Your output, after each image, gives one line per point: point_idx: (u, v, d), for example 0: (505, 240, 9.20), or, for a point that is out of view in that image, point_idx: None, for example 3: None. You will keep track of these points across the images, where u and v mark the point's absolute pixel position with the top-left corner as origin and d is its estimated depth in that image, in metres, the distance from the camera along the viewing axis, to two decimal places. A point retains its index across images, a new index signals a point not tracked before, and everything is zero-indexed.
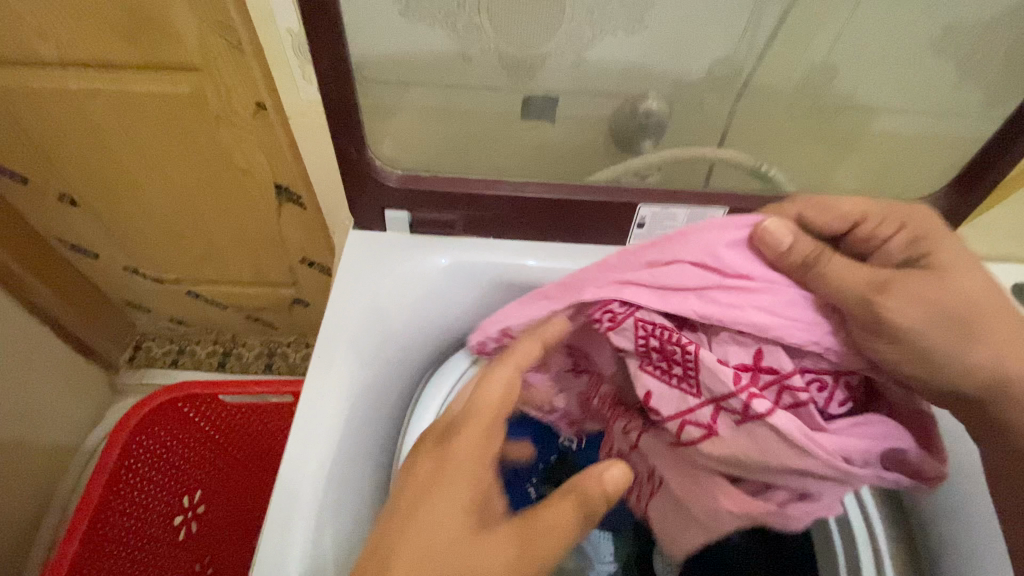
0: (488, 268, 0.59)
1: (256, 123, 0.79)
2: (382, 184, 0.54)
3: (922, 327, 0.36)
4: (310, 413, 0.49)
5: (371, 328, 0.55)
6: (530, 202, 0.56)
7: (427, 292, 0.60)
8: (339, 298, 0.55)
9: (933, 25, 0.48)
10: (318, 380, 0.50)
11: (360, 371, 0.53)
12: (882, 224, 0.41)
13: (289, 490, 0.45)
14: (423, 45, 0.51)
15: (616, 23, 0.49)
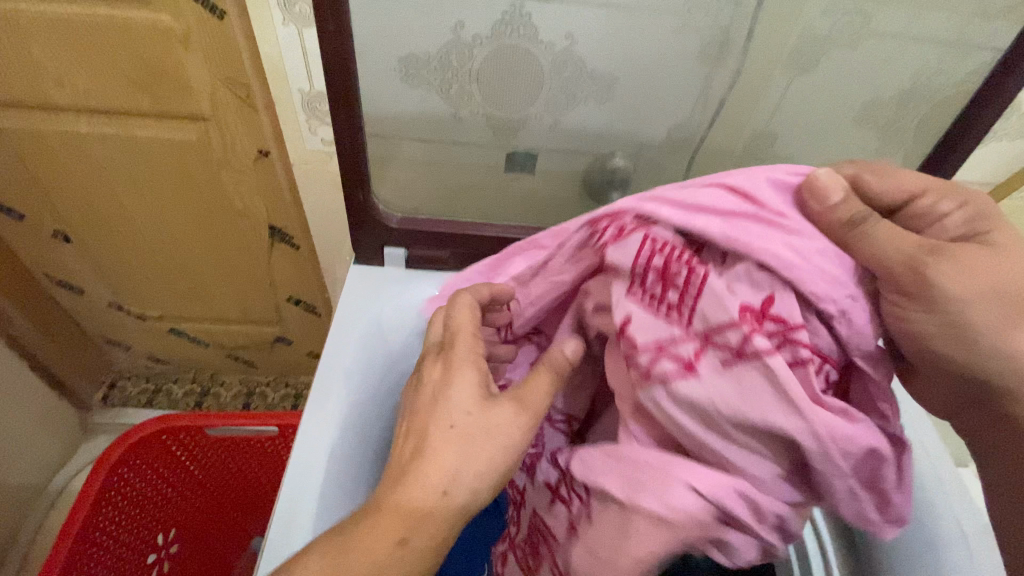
0: None
1: (256, 169, 0.84)
2: (384, 224, 0.61)
3: (967, 301, 0.35)
4: (310, 434, 0.54)
5: (366, 354, 0.60)
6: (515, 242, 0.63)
7: None
8: (338, 328, 0.60)
9: (852, 105, 0.58)
10: (317, 402, 0.55)
11: (355, 392, 0.57)
12: (940, 199, 0.38)
13: (291, 504, 0.50)
14: (420, 107, 0.58)
15: (586, 93, 0.58)
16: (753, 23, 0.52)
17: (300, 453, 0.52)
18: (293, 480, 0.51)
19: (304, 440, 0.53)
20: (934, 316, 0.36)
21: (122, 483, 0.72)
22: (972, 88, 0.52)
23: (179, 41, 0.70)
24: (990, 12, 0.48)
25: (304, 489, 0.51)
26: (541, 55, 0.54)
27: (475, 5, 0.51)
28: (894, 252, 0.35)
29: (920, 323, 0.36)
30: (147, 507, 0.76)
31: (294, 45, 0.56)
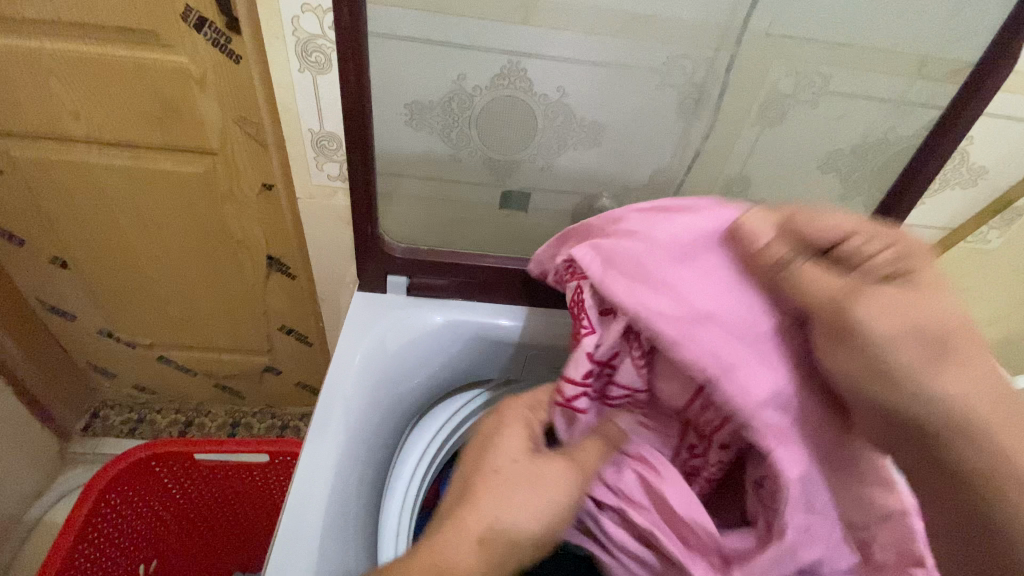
0: (471, 325, 0.67)
1: (260, 201, 0.88)
2: (388, 253, 0.64)
3: (889, 339, 0.36)
4: (313, 454, 0.53)
5: (367, 375, 0.61)
6: (512, 273, 0.66)
7: (424, 342, 0.67)
8: (341, 351, 0.62)
9: (816, 155, 0.64)
10: (320, 423, 0.55)
11: (356, 408, 0.58)
12: (870, 241, 0.38)
13: (293, 524, 0.48)
14: (423, 148, 0.63)
15: (576, 140, 0.63)
16: (725, 82, 0.58)
17: (303, 474, 0.52)
18: (295, 500, 0.50)
19: (307, 461, 0.53)
20: (838, 344, 0.38)
21: (109, 509, 0.72)
22: (920, 142, 0.58)
23: (195, 82, 0.75)
24: (931, 77, 0.54)
25: (306, 508, 0.50)
26: (535, 104, 0.60)
27: (476, 59, 0.56)
28: (816, 293, 0.38)
29: (833, 357, 0.38)
30: (131, 535, 0.75)
31: (308, 90, 0.61)
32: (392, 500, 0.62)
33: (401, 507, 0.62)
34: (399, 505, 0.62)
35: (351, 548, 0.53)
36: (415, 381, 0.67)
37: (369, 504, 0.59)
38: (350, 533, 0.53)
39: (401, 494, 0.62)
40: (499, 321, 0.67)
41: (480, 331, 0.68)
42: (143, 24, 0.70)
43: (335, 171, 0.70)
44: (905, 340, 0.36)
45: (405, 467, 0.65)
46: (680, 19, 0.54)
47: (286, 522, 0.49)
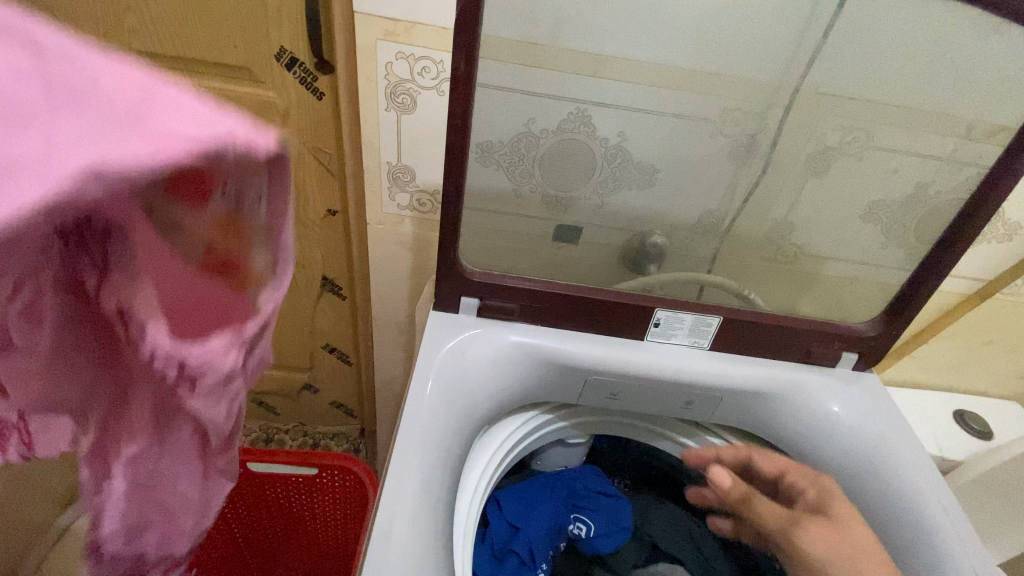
0: (555, 350, 0.55)
1: (321, 226, 0.95)
2: (466, 278, 0.54)
3: (821, 554, 0.47)
4: (394, 468, 0.44)
5: (452, 398, 0.50)
6: (606, 303, 0.56)
7: (505, 372, 0.54)
8: (418, 380, 0.50)
9: (860, 202, 0.66)
10: (404, 439, 0.46)
11: (433, 454, 0.46)
12: (796, 479, 0.54)
13: (384, 536, 0.40)
14: (490, 183, 0.66)
15: (632, 180, 0.67)
16: (775, 135, 0.63)
17: (389, 493, 0.43)
18: (383, 523, 0.41)
19: (392, 477, 0.44)
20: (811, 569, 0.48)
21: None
22: (962, 196, 0.60)
23: (278, 113, 0.83)
24: (977, 138, 0.58)
25: (397, 518, 0.41)
26: (597, 148, 0.64)
27: (548, 106, 0.61)
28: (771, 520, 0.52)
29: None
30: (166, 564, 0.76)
31: (390, 126, 0.67)
32: (463, 505, 0.52)
33: (474, 510, 0.52)
34: (475, 509, 0.53)
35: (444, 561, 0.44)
36: (492, 412, 0.55)
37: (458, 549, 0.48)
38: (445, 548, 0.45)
39: (475, 499, 0.53)
40: (590, 350, 0.56)
41: (561, 358, 0.55)
42: (239, 61, 0.78)
43: (404, 201, 0.74)
44: (850, 556, 0.46)
45: (477, 473, 0.54)
46: (743, 77, 0.59)
47: (372, 545, 0.40)
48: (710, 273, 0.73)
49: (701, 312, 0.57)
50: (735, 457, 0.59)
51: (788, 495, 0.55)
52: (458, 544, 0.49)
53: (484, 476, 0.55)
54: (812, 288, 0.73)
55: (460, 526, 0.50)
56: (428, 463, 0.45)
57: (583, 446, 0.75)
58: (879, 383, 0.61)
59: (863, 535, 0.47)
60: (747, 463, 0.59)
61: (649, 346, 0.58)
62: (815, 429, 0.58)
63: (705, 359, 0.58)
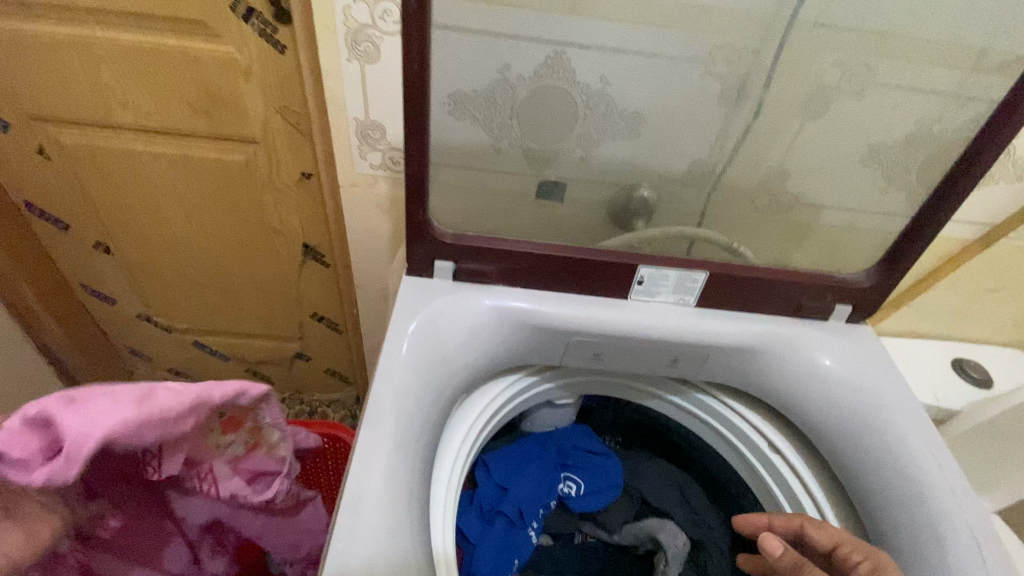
0: (533, 311, 0.53)
1: (297, 190, 0.91)
2: (436, 240, 0.51)
3: None
4: (364, 437, 0.43)
5: (426, 362, 0.49)
6: (586, 262, 0.53)
7: (482, 336, 0.52)
8: (390, 346, 0.48)
9: (860, 145, 0.61)
10: (375, 406, 0.45)
11: (407, 422, 0.45)
12: (853, 551, 0.47)
13: (353, 507, 0.39)
14: (464, 137, 0.62)
15: (617, 130, 0.63)
16: (769, 74, 0.58)
17: (358, 463, 0.41)
18: (352, 493, 0.40)
19: (362, 445, 0.42)
20: None
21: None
22: (980, 123, 0.54)
23: (240, 71, 0.78)
24: (986, 70, 0.53)
25: (367, 488, 0.40)
26: (578, 96, 0.60)
27: (522, 49, 0.56)
28: None
29: None
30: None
31: (355, 79, 0.62)
32: (443, 471, 0.51)
33: (455, 474, 0.51)
34: (456, 473, 0.52)
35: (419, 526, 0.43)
36: (472, 378, 0.53)
37: (438, 516, 0.47)
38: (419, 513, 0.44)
39: (455, 463, 0.52)
40: (572, 311, 0.54)
41: (541, 319, 0.53)
42: (193, 15, 0.73)
43: (376, 161, 0.70)
44: None
45: (458, 438, 0.53)
46: (731, 9, 0.54)
47: (340, 515, 0.39)
48: (701, 227, 0.69)
49: (686, 269, 0.54)
50: (787, 528, 0.53)
51: (842, 571, 0.48)
52: (438, 508, 0.48)
53: (466, 441, 0.54)
54: (808, 239, 0.69)
55: (439, 490, 0.49)
56: (401, 430, 0.44)
57: (574, 407, 0.74)
58: (873, 334, 0.59)
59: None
60: (801, 534, 0.52)
61: (633, 305, 0.56)
62: (804, 382, 0.56)
63: (692, 316, 0.56)
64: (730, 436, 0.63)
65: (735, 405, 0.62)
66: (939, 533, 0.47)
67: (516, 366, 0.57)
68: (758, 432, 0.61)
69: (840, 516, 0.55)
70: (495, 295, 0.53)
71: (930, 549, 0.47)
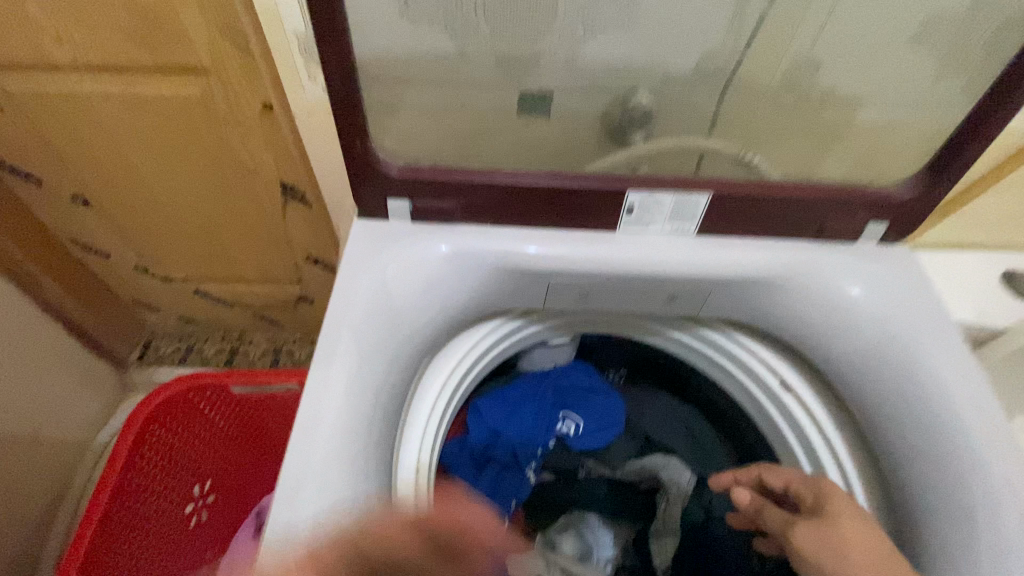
0: (503, 251, 0.46)
1: (262, 123, 0.83)
2: (383, 174, 0.43)
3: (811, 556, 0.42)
4: (304, 410, 0.38)
5: (380, 321, 0.43)
6: (563, 191, 0.45)
7: (447, 283, 0.46)
8: (337, 303, 0.43)
9: (913, 17, 0.49)
10: (320, 375, 0.40)
11: (360, 386, 0.40)
12: (804, 490, 0.47)
13: (295, 479, 0.36)
14: (421, 44, 0.52)
15: (607, 21, 0.52)
16: None
17: (300, 434, 0.38)
18: (292, 467, 0.37)
19: (302, 420, 0.38)
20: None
21: (138, 466, 0.69)
22: None
23: None
24: None
25: (308, 467, 0.37)
26: None
27: None
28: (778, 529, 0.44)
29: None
30: (165, 483, 0.73)
31: None
32: (416, 428, 0.47)
33: (430, 430, 0.48)
34: (432, 430, 0.48)
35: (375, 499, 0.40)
36: (441, 329, 0.48)
37: (407, 475, 0.45)
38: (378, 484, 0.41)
39: (430, 419, 0.48)
40: (549, 249, 0.47)
41: (514, 259, 0.46)
42: None
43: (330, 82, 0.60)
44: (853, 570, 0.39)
45: (433, 392, 0.49)
46: None
47: (277, 498, 0.36)
48: (711, 136, 0.58)
49: (683, 191, 0.46)
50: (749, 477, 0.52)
51: None
52: (407, 470, 0.45)
53: (443, 394, 0.50)
54: (838, 143, 0.58)
55: (410, 451, 0.46)
56: (349, 400, 0.40)
57: (571, 344, 0.69)
58: (911, 256, 0.51)
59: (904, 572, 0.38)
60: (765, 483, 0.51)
61: (623, 236, 0.48)
62: (822, 318, 0.49)
63: (692, 246, 0.48)
64: (738, 373, 0.58)
65: (745, 340, 0.56)
66: (962, 481, 0.42)
67: (493, 311, 0.51)
68: (770, 369, 0.55)
69: (853, 454, 0.51)
70: (460, 235, 0.46)
71: (952, 500, 0.42)
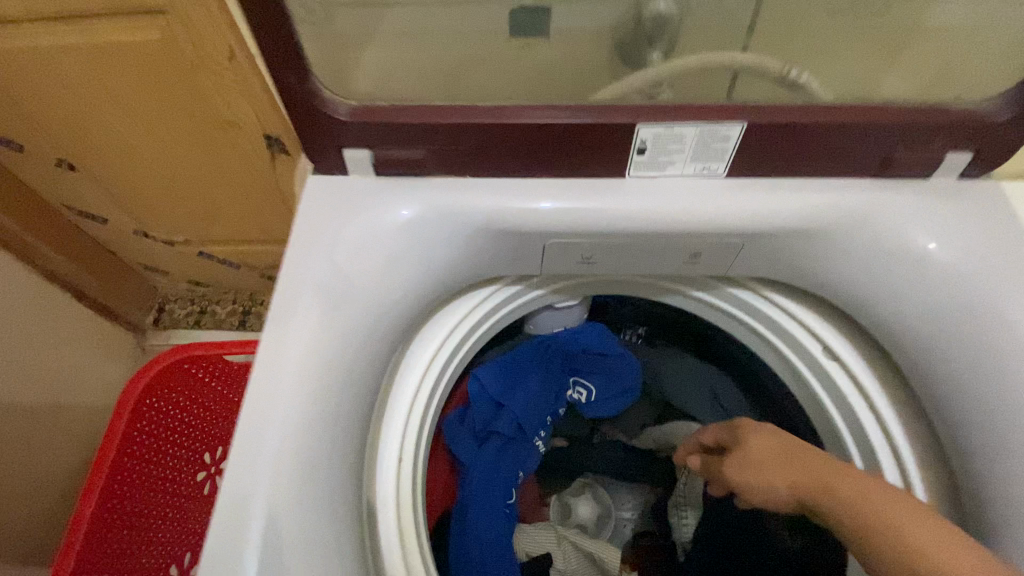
0: (487, 208, 0.39)
1: (234, 69, 0.74)
2: (334, 120, 0.36)
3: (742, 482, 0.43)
4: (247, 414, 0.33)
5: (335, 305, 0.36)
6: (555, 129, 0.37)
7: (420, 249, 0.39)
8: (285, 285, 0.36)
9: None
10: (268, 367, 0.34)
11: (320, 374, 0.35)
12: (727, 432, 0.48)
13: (244, 480, 0.32)
14: None
15: None
16: None
17: (248, 428, 0.33)
18: (239, 466, 0.32)
19: (245, 425, 0.33)
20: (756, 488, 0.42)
21: (143, 432, 0.69)
22: None
23: None
24: None
25: (253, 480, 0.32)
26: None
27: None
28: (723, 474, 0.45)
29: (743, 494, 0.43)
30: (172, 451, 0.73)
31: None
32: (396, 416, 0.42)
33: (413, 416, 0.43)
34: (416, 415, 0.43)
35: (341, 504, 0.36)
36: (420, 304, 0.41)
37: (387, 466, 0.40)
38: (344, 485, 0.36)
39: (413, 404, 0.43)
40: (540, 205, 0.39)
41: (500, 217, 0.39)
42: None
43: None
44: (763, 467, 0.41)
45: (416, 375, 0.43)
46: None
47: (223, 505, 0.32)
48: (746, 51, 0.46)
49: (707, 122, 0.37)
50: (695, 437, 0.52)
51: None
52: (386, 462, 0.40)
53: (429, 375, 0.44)
54: (909, 52, 0.44)
55: (391, 439, 0.41)
56: (300, 400, 0.34)
57: (582, 305, 0.61)
58: (1006, 200, 0.40)
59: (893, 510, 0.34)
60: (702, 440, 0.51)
61: (631, 183, 0.40)
62: (872, 280, 0.40)
63: (717, 191, 0.40)
64: (773, 338, 0.50)
65: (781, 302, 0.48)
66: None
67: (483, 278, 0.44)
68: (811, 335, 0.47)
69: (912, 440, 0.42)
70: (435, 193, 0.39)
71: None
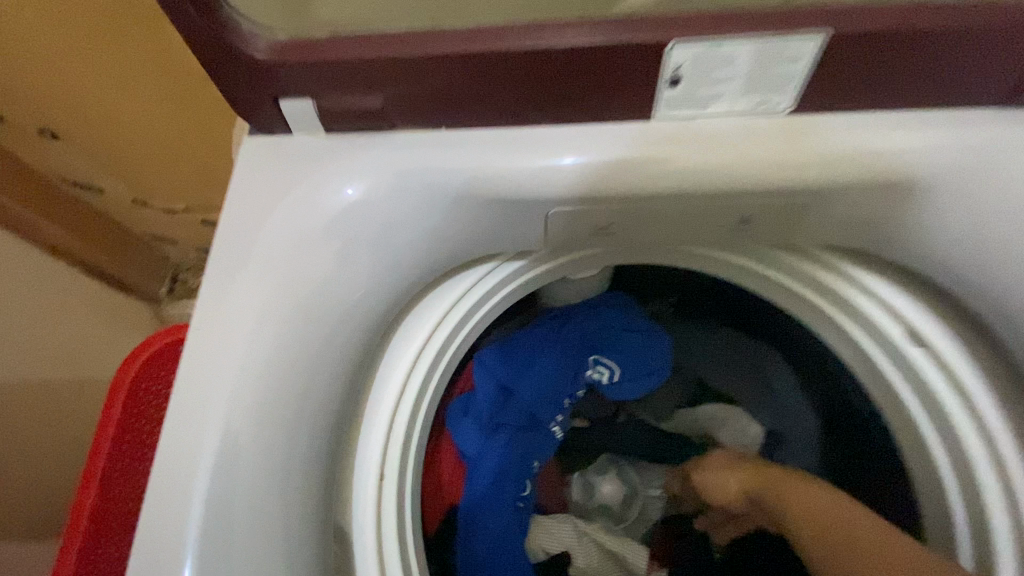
0: (465, 173, 0.30)
1: None
2: (254, 61, 0.27)
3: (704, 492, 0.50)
4: (169, 443, 0.28)
5: (277, 302, 0.29)
6: (553, 56, 0.27)
7: (384, 227, 0.31)
8: (211, 286, 0.29)
9: None
10: (194, 380, 0.28)
11: (259, 389, 0.29)
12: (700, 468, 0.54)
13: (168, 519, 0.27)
14: None
15: None
16: None
17: (172, 457, 0.27)
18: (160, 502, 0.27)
19: (165, 456, 0.27)
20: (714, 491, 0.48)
21: None
22: None
23: None
24: None
25: (177, 521, 0.27)
26: None
27: None
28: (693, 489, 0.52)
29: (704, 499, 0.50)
30: None
31: None
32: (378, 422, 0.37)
33: (393, 421, 0.37)
34: (399, 420, 0.38)
35: (300, 533, 0.31)
36: (391, 293, 0.34)
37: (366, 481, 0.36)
38: (312, 510, 0.32)
39: (394, 409, 0.37)
40: (537, 164, 0.30)
41: (484, 185, 0.30)
42: None
43: None
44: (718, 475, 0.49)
45: (401, 374, 0.38)
46: None
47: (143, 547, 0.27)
48: None
49: (767, 35, 0.26)
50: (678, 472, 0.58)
51: None
52: (365, 480, 0.36)
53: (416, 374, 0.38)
54: None
55: (369, 452, 0.36)
56: (235, 426, 0.28)
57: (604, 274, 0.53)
58: None
59: (824, 505, 0.39)
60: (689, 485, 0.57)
61: (652, 127, 0.30)
62: (966, 251, 0.32)
63: (775, 134, 0.30)
64: (836, 316, 0.40)
65: (845, 273, 0.38)
66: None
67: (471, 258, 0.36)
68: (885, 313, 0.37)
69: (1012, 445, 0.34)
70: (402, 157, 0.30)
71: None
